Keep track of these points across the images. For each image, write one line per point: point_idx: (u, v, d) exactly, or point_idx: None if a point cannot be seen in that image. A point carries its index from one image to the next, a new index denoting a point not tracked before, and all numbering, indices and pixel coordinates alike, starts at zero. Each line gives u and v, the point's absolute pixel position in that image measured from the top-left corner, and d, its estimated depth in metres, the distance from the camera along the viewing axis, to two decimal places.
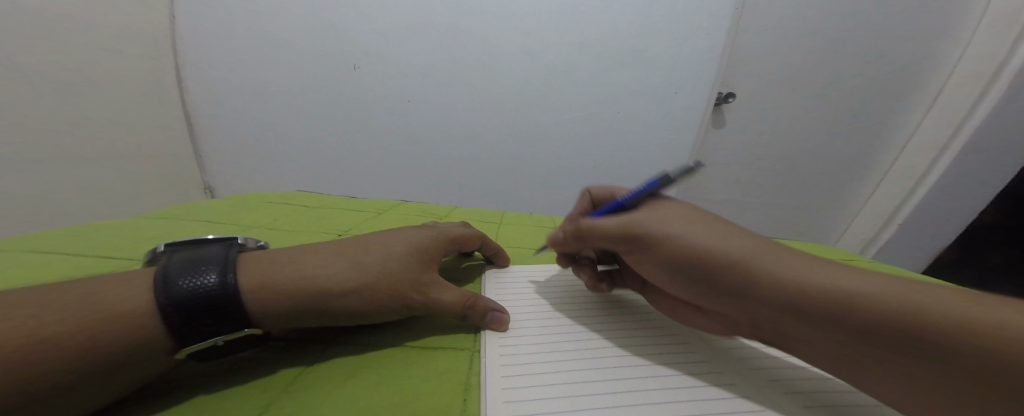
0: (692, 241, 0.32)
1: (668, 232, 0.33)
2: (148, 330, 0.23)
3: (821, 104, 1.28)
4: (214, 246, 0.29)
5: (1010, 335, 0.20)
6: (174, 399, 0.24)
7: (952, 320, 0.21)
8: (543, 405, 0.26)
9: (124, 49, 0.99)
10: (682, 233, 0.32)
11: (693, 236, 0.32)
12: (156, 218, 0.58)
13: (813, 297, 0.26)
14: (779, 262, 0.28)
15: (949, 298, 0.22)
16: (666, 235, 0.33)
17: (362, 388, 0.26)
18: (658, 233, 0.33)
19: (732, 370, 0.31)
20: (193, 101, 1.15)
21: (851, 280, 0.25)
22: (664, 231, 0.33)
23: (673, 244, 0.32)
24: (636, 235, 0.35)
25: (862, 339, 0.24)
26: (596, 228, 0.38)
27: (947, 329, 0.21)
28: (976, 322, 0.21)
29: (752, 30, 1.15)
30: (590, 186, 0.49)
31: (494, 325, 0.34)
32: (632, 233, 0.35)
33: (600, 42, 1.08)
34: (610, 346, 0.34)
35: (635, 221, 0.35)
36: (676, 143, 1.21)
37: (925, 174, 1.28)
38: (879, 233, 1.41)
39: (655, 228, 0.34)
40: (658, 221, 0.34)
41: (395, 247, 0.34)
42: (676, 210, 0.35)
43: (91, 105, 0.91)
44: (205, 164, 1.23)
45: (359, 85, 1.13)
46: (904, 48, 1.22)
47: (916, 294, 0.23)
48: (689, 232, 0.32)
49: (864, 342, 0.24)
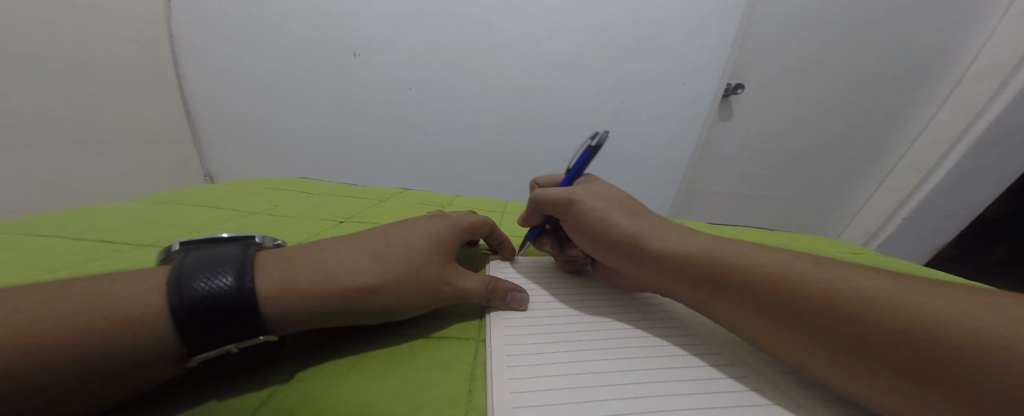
0: (609, 218, 0.38)
1: (593, 207, 0.39)
2: (158, 336, 0.21)
3: (832, 96, 1.25)
4: (229, 245, 0.27)
5: (971, 321, 0.19)
6: (183, 403, 0.23)
7: (908, 308, 0.21)
8: (553, 394, 0.25)
9: (118, 31, 0.94)
10: (602, 210, 0.39)
11: (610, 213, 0.39)
12: (153, 203, 0.56)
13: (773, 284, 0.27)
14: (739, 254, 0.30)
15: (904, 290, 0.22)
16: (591, 210, 0.39)
17: (367, 379, 0.25)
18: (586, 208, 0.40)
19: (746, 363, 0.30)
20: (189, 86, 1.11)
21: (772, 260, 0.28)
22: (591, 207, 0.39)
23: (596, 217, 0.39)
24: (571, 204, 0.41)
25: (829, 327, 0.24)
26: (547, 195, 0.43)
27: (906, 318, 0.21)
28: (936, 312, 0.20)
29: (766, 21, 1.12)
30: (537, 177, 0.55)
31: (515, 305, 0.35)
32: (568, 202, 0.41)
33: (608, 31, 1.04)
34: (630, 339, 0.33)
35: (571, 194, 0.41)
36: (684, 136, 1.19)
37: (933, 169, 1.27)
38: (882, 227, 1.41)
39: (585, 202, 0.40)
40: (588, 198, 0.40)
41: (415, 239, 0.33)
42: (606, 191, 0.42)
43: (89, 90, 0.88)
44: (206, 152, 1.20)
45: (359, 72, 1.10)
46: (922, 41, 1.18)
47: (877, 286, 0.23)
48: (609, 211, 0.39)
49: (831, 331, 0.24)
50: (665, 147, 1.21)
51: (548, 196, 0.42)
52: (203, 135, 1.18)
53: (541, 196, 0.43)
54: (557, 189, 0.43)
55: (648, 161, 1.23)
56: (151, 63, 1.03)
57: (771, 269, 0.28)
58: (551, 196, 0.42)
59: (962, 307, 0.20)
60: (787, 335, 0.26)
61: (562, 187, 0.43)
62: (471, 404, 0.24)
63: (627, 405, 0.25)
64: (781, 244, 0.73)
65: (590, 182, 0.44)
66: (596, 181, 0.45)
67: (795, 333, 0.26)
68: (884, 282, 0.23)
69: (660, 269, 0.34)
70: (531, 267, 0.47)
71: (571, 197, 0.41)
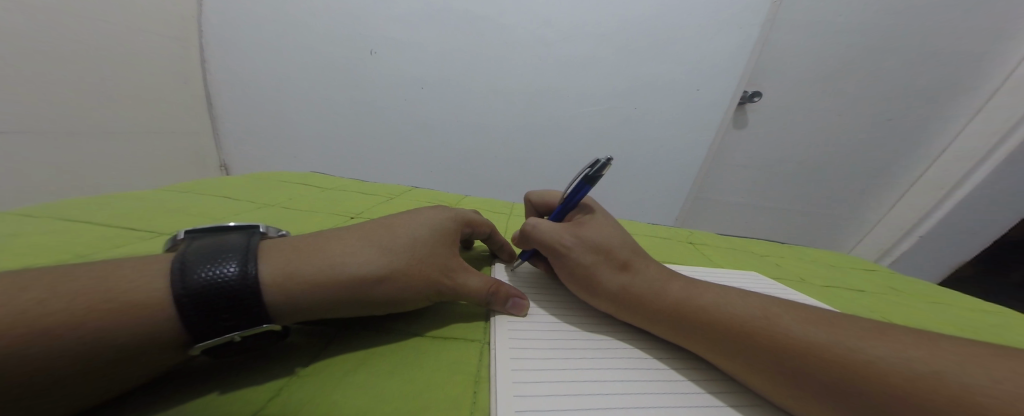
0: (596, 270, 0.36)
1: (581, 258, 0.37)
2: (162, 323, 0.21)
3: (854, 107, 1.21)
4: (234, 234, 0.28)
5: (969, 392, 0.20)
6: (188, 392, 0.23)
7: (902, 370, 0.22)
8: (557, 401, 0.25)
9: (149, 28, 0.98)
10: (590, 261, 0.37)
11: (598, 264, 0.36)
12: (172, 191, 0.57)
13: (767, 339, 0.27)
14: (731, 304, 0.30)
15: (891, 350, 0.23)
16: (577, 261, 0.37)
17: (369, 377, 0.25)
18: (573, 259, 0.37)
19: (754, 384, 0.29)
20: (213, 80, 1.14)
21: (762, 309, 0.29)
22: (578, 258, 0.37)
23: (582, 269, 0.37)
24: (560, 252, 0.38)
25: (827, 384, 0.23)
26: (538, 231, 0.40)
27: (901, 382, 0.21)
28: (928, 374, 0.21)
29: (787, 27, 1.09)
30: (530, 193, 0.54)
31: (513, 310, 0.34)
32: (557, 250, 0.38)
33: (622, 34, 1.03)
34: (636, 348, 0.32)
35: (559, 240, 0.38)
36: (696, 143, 1.16)
37: (957, 185, 1.22)
38: (897, 244, 1.36)
39: (574, 252, 0.37)
40: (577, 247, 0.37)
41: (415, 232, 0.33)
42: (598, 234, 0.38)
43: (117, 79, 0.92)
44: (224, 144, 1.22)
45: (374, 71, 1.11)
46: (957, 52, 1.13)
47: (866, 341, 0.24)
48: (596, 262, 0.36)
49: (831, 388, 0.23)
50: (675, 153, 1.18)
51: (539, 236, 0.39)
52: (223, 126, 1.20)
53: (532, 230, 0.40)
54: (550, 228, 0.40)
55: (658, 168, 1.21)
56: (180, 55, 1.06)
57: (766, 318, 0.28)
58: (543, 236, 0.39)
59: (939, 366, 0.21)
60: (789, 385, 0.25)
61: (552, 227, 0.39)
62: (475, 406, 0.24)
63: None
64: (790, 257, 0.70)
65: (583, 220, 0.41)
66: (590, 220, 0.41)
67: (788, 385, 0.25)
68: (876, 338, 0.24)
69: (645, 324, 0.33)
70: (531, 273, 0.45)
71: (561, 243, 0.38)
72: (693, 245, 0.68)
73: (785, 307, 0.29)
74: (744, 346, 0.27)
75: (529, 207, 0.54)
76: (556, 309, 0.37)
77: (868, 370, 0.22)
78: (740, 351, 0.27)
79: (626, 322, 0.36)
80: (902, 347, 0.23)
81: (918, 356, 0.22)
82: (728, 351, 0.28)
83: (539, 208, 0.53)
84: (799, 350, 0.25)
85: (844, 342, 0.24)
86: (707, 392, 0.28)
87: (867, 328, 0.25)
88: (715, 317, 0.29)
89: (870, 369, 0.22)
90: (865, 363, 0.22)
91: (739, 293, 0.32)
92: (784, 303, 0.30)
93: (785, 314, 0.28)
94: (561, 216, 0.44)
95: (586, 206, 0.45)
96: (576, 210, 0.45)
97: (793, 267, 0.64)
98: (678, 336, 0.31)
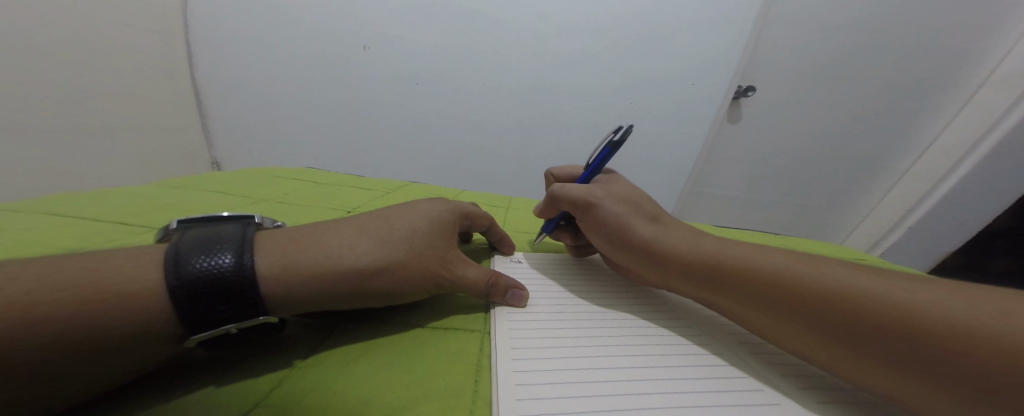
0: (626, 221, 0.37)
1: (611, 210, 0.38)
2: (153, 315, 0.21)
3: (845, 101, 1.23)
4: (228, 224, 0.27)
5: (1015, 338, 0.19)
6: (183, 386, 0.22)
7: (942, 318, 0.22)
8: (557, 389, 0.25)
9: (132, 23, 0.95)
10: (621, 213, 0.38)
11: (629, 217, 0.38)
12: (165, 186, 0.56)
13: (791, 290, 0.27)
14: (758, 256, 0.30)
15: (931, 296, 0.23)
16: (608, 213, 0.38)
17: (372, 366, 0.25)
18: (605, 212, 0.39)
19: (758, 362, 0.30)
20: (203, 78, 1.11)
21: (786, 259, 0.29)
22: (609, 211, 0.38)
23: (612, 221, 0.38)
24: (590, 207, 0.40)
25: (847, 337, 0.24)
26: (566, 191, 0.41)
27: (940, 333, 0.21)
28: (972, 320, 0.21)
29: (781, 22, 1.09)
30: (551, 168, 0.54)
31: (513, 301, 0.34)
32: (587, 204, 0.40)
33: (616, 29, 1.03)
34: (635, 333, 0.32)
35: (589, 195, 0.40)
36: (691, 138, 1.17)
37: (943, 178, 1.24)
38: (885, 235, 1.39)
39: (604, 205, 0.39)
40: (607, 200, 0.39)
41: (417, 222, 0.33)
42: (624, 189, 0.41)
43: (104, 76, 0.90)
44: (213, 141, 1.20)
45: (367, 67, 1.09)
46: (944, 46, 1.14)
47: (896, 289, 0.24)
48: (626, 213, 0.38)
49: (851, 340, 0.24)
50: (670, 148, 1.19)
51: (567, 194, 0.41)
52: (213, 123, 1.18)
53: (560, 191, 0.42)
54: (578, 187, 0.41)
55: (652, 163, 1.22)
56: (165, 51, 1.03)
57: (787, 272, 0.28)
58: (571, 194, 0.41)
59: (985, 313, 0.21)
60: (814, 334, 0.26)
61: (580, 186, 0.41)
62: (478, 395, 0.24)
63: (633, 404, 0.24)
64: (785, 248, 0.71)
65: (608, 182, 0.43)
66: (614, 181, 0.43)
67: (810, 334, 0.26)
68: (916, 286, 0.24)
69: (673, 274, 0.34)
70: (538, 262, 0.45)
71: (591, 198, 0.40)
72: None
73: (812, 255, 0.29)
74: (771, 297, 0.28)
75: (550, 180, 0.54)
76: (558, 296, 0.37)
77: (895, 315, 0.23)
78: (763, 304, 0.29)
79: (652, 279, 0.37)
80: (930, 290, 0.23)
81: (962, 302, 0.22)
82: (757, 302, 0.29)
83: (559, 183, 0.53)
84: (822, 301, 0.26)
85: (874, 285, 0.24)
86: (709, 375, 0.28)
87: (897, 275, 0.25)
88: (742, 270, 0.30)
89: (900, 311, 0.23)
90: (899, 311, 0.23)
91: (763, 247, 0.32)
92: (813, 254, 0.30)
93: (810, 263, 0.28)
94: (588, 178, 0.45)
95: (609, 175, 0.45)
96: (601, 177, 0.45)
97: None
98: (706, 288, 0.32)
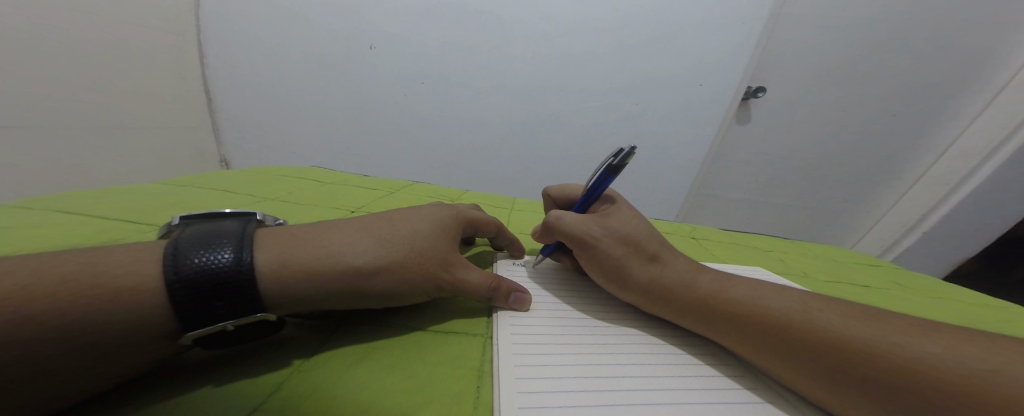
0: (625, 262, 0.35)
1: (609, 250, 0.36)
2: (153, 310, 0.20)
3: (859, 103, 1.20)
4: (230, 221, 0.27)
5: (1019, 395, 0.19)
6: (179, 385, 0.22)
7: (947, 373, 0.21)
8: (560, 397, 0.24)
9: (146, 23, 0.97)
10: (619, 252, 0.36)
11: (627, 256, 0.35)
12: (173, 185, 0.57)
13: (797, 332, 0.26)
14: (765, 299, 0.29)
15: (935, 349, 0.22)
16: (607, 253, 0.36)
17: (373, 370, 0.24)
18: (602, 250, 0.36)
19: (767, 380, 0.28)
20: (213, 77, 1.13)
21: (791, 302, 0.28)
22: (607, 249, 0.36)
23: (611, 261, 0.35)
24: (588, 243, 0.37)
25: (857, 383, 0.23)
26: (562, 223, 0.38)
27: (941, 384, 0.21)
28: (974, 373, 0.21)
29: (794, 23, 1.07)
30: (550, 188, 0.53)
31: (516, 305, 0.33)
32: (584, 242, 0.37)
33: (624, 28, 1.02)
34: (640, 341, 0.32)
35: (586, 231, 0.37)
36: (699, 139, 1.15)
37: (962, 181, 1.21)
38: (899, 239, 1.35)
39: (602, 243, 0.36)
40: (605, 238, 0.36)
41: (415, 225, 0.32)
42: (625, 226, 0.37)
43: (117, 75, 0.91)
44: (223, 139, 1.22)
45: (374, 65, 1.10)
46: (965, 46, 1.11)
47: (901, 340, 0.23)
48: (626, 253, 0.35)
49: (862, 387, 0.23)
50: (678, 148, 1.17)
51: (564, 227, 0.38)
52: (222, 121, 1.19)
53: (555, 222, 0.39)
54: (575, 219, 0.38)
55: (659, 164, 1.20)
56: (177, 50, 1.05)
57: (793, 315, 0.27)
58: (568, 228, 0.38)
59: (989, 366, 0.21)
60: (820, 378, 0.25)
61: (578, 219, 0.38)
62: (478, 401, 0.23)
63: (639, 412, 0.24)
64: (796, 253, 0.69)
65: (609, 211, 0.40)
66: (616, 211, 0.40)
67: (816, 378, 0.25)
68: (921, 339, 0.23)
69: (673, 315, 0.32)
70: (546, 269, 0.44)
71: (589, 236, 0.37)
72: (698, 240, 0.68)
73: (817, 301, 0.28)
74: (775, 338, 0.27)
75: (549, 201, 0.53)
76: (561, 303, 0.37)
77: (907, 367, 0.22)
78: (766, 345, 0.27)
79: (648, 315, 0.35)
80: (934, 340, 0.23)
81: (967, 355, 0.22)
82: (761, 342, 0.27)
83: (558, 204, 0.52)
84: (830, 345, 0.25)
85: (876, 334, 0.24)
86: (714, 387, 0.27)
87: (907, 324, 0.25)
88: (746, 310, 0.29)
89: (913, 364, 0.22)
90: (909, 362, 0.22)
91: (769, 288, 0.31)
92: (818, 299, 0.29)
93: (814, 308, 0.27)
94: (584, 208, 0.43)
95: (608, 198, 0.43)
96: (599, 202, 0.43)
97: (799, 262, 0.63)
98: (705, 329, 0.30)
